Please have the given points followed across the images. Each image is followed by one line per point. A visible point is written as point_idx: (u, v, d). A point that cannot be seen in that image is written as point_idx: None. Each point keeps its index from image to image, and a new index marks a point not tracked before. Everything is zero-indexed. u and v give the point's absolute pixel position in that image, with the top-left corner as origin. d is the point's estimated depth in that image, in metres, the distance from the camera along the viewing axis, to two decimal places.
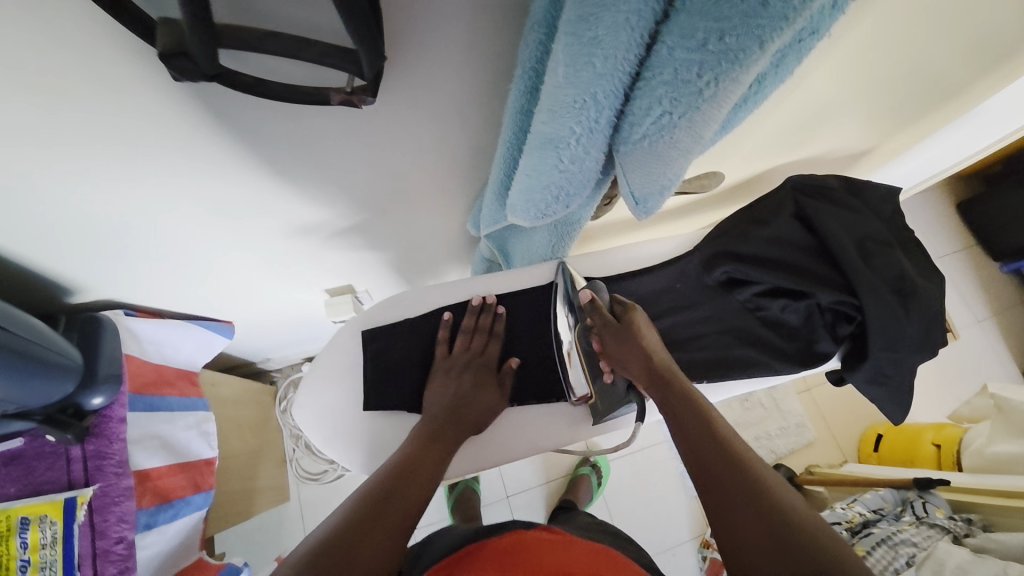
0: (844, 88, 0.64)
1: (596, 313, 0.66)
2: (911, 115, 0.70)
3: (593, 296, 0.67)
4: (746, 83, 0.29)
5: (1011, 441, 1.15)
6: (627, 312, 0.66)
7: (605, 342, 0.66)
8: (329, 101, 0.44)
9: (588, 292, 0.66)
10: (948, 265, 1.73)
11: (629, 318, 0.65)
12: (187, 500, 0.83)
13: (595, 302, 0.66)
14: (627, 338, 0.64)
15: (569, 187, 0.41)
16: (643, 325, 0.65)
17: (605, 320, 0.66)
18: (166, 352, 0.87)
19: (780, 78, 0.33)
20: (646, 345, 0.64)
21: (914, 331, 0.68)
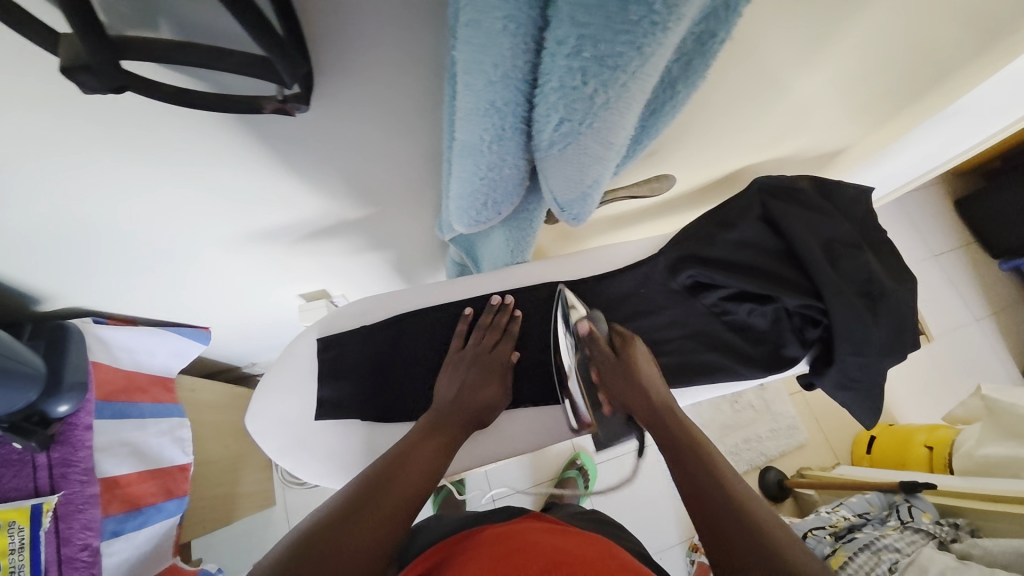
0: (811, 86, 0.62)
1: (595, 347, 0.66)
2: (889, 113, 0.69)
3: (591, 328, 0.66)
4: (639, 89, 0.28)
5: (1002, 443, 1.12)
6: (625, 347, 0.66)
7: (604, 376, 0.66)
8: (262, 110, 0.43)
9: (587, 322, 0.66)
10: (945, 263, 1.70)
11: (627, 354, 0.65)
12: (158, 506, 0.83)
13: (594, 334, 0.66)
14: (628, 374, 0.64)
15: (496, 195, 0.40)
16: (641, 358, 0.65)
17: (604, 355, 0.66)
18: (138, 359, 0.87)
19: (690, 82, 0.32)
20: (647, 381, 0.63)
21: (881, 335, 0.67)
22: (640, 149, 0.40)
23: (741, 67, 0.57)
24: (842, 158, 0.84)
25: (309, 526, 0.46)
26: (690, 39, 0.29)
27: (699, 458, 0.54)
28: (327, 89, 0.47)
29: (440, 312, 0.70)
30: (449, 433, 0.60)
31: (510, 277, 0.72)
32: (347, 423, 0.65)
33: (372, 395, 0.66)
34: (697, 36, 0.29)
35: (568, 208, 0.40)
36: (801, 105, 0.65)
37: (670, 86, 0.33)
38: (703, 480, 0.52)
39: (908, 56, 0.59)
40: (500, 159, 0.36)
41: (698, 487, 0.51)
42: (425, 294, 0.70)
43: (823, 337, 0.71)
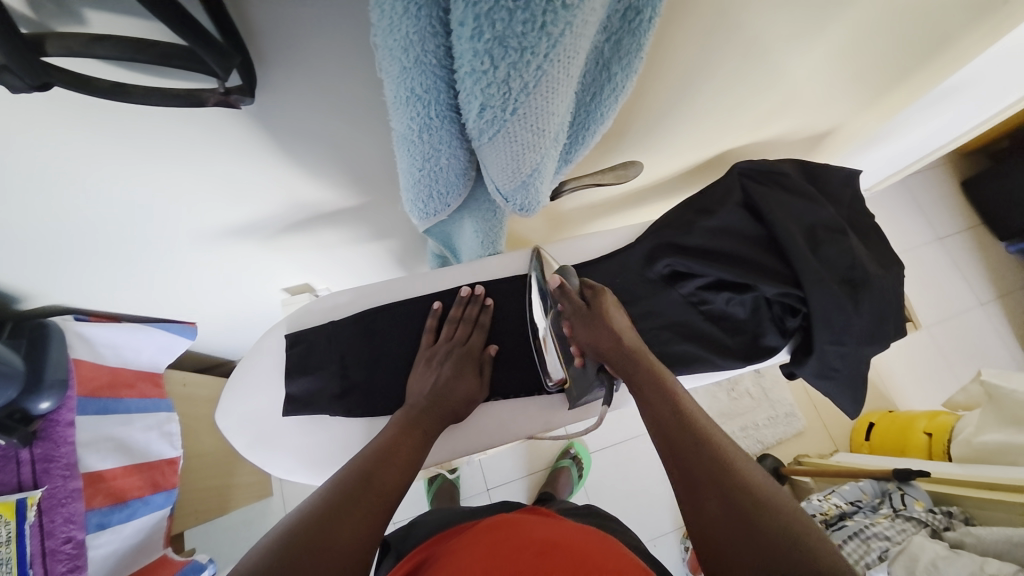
0: (799, 66, 0.59)
1: (565, 299, 0.62)
2: (886, 85, 0.66)
3: (562, 281, 0.63)
4: (556, 70, 0.26)
5: (1001, 430, 1.08)
6: (596, 297, 0.61)
7: (575, 328, 0.61)
8: (204, 103, 0.42)
9: (557, 278, 0.63)
10: (950, 246, 1.66)
11: (598, 303, 0.60)
12: (145, 500, 0.85)
13: (564, 287, 0.63)
14: (596, 323, 0.59)
15: (440, 186, 0.39)
16: (613, 309, 0.60)
17: (575, 306, 0.61)
18: (124, 355, 0.88)
19: (625, 63, 0.31)
20: (616, 329, 0.59)
21: (862, 323, 0.65)
22: (588, 135, 0.39)
23: (719, 42, 0.52)
24: (832, 139, 0.81)
25: (302, 518, 0.44)
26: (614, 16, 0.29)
27: (685, 425, 0.49)
28: (275, 79, 0.46)
29: (410, 306, 0.69)
30: (428, 424, 0.59)
31: (482, 269, 0.71)
32: (318, 417, 0.65)
33: (343, 390, 0.65)
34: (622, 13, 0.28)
35: (512, 197, 0.38)
36: (782, 85, 0.62)
37: (605, 67, 0.32)
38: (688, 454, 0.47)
39: (892, 28, 0.56)
40: (434, 149, 0.34)
41: (682, 460, 0.47)
42: (398, 288, 0.70)
43: (804, 327, 0.69)
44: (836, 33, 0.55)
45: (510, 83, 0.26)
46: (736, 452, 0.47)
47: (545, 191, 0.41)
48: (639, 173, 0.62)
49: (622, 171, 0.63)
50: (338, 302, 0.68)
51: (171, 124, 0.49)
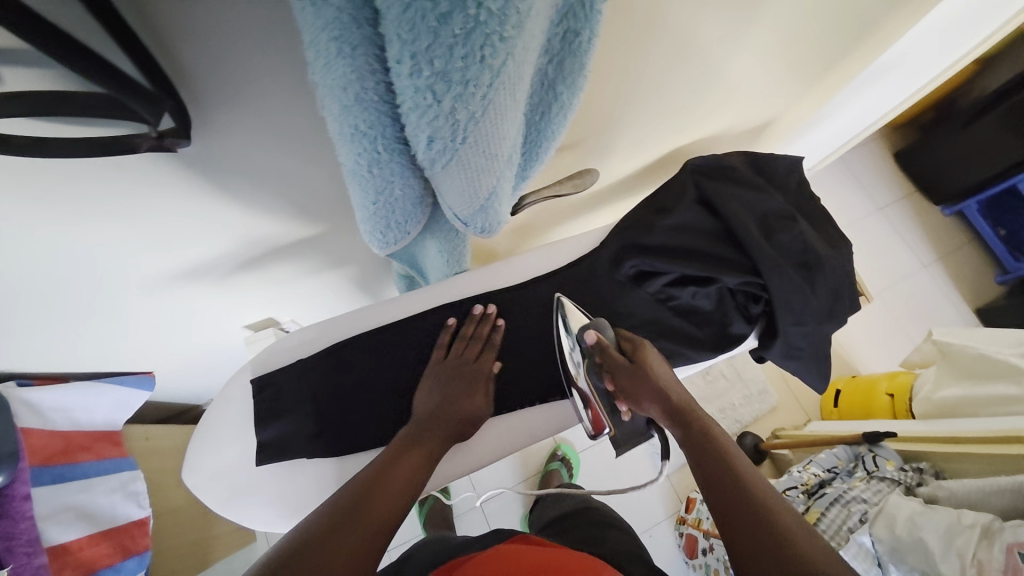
0: (739, 61, 0.61)
1: (604, 354, 0.61)
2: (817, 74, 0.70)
3: (598, 335, 0.62)
4: (501, 99, 0.26)
5: (959, 384, 1.12)
6: (637, 351, 0.61)
7: (618, 380, 0.60)
8: (138, 149, 0.40)
9: (592, 334, 0.62)
10: (891, 215, 1.77)
11: (641, 357, 0.60)
12: (115, 567, 0.78)
13: (602, 343, 0.62)
14: (643, 377, 0.58)
15: (397, 217, 0.38)
16: (656, 363, 0.60)
17: (617, 362, 0.60)
18: (75, 417, 0.80)
19: (569, 81, 0.31)
20: (664, 383, 0.58)
21: (819, 303, 0.68)
22: (542, 152, 0.39)
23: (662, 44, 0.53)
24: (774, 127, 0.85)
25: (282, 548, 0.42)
26: (554, 38, 0.28)
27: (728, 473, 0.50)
28: (211, 121, 0.44)
29: (381, 334, 0.67)
30: (432, 445, 0.56)
31: (451, 289, 0.70)
32: (295, 461, 0.63)
33: (320, 429, 0.63)
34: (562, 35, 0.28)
35: (471, 221, 0.38)
36: (728, 77, 0.64)
37: (550, 86, 0.32)
38: (730, 492, 0.48)
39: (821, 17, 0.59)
40: (386, 181, 0.33)
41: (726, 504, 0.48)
42: (367, 316, 0.68)
43: (767, 311, 0.72)
44: (768, 29, 0.57)
45: (456, 115, 0.26)
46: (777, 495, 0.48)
47: (504, 210, 0.40)
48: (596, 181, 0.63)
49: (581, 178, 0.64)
50: (305, 338, 0.66)
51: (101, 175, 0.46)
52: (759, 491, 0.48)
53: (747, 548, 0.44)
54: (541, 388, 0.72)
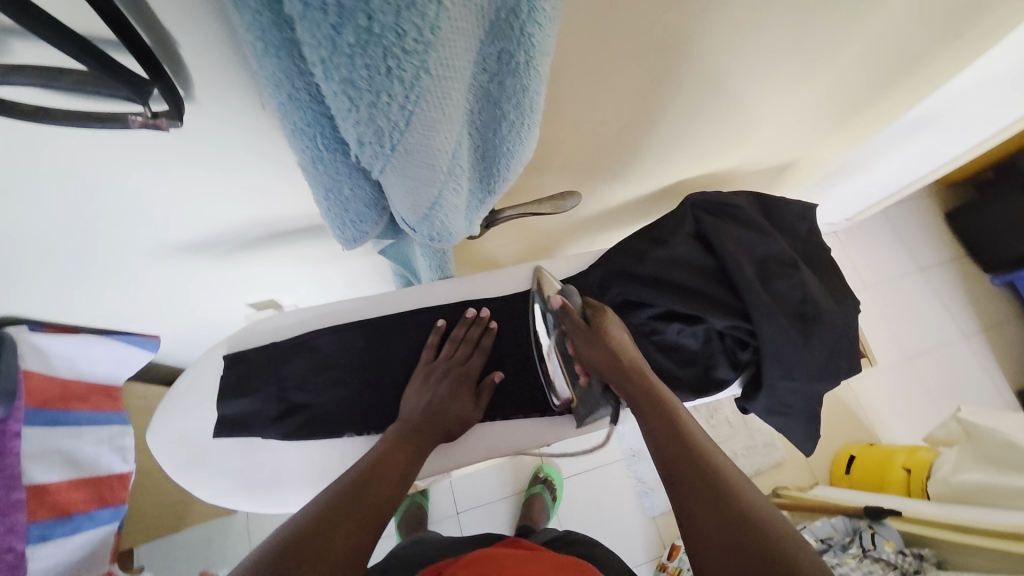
0: (745, 87, 0.60)
1: (566, 319, 0.62)
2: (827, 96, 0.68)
3: (564, 301, 0.63)
4: (423, 110, 0.26)
5: (978, 469, 1.03)
6: (596, 316, 0.63)
7: (578, 346, 0.62)
8: (129, 125, 0.42)
9: (558, 298, 0.63)
10: (933, 276, 1.66)
11: (599, 322, 0.62)
12: (90, 514, 0.81)
13: (567, 307, 0.63)
14: (601, 343, 0.60)
15: (351, 217, 0.38)
16: (613, 327, 0.62)
17: (577, 326, 0.62)
18: (79, 367, 0.85)
19: (513, 99, 0.32)
20: (617, 346, 0.60)
21: (812, 359, 0.64)
22: (501, 168, 0.39)
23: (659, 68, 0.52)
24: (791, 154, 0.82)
25: (294, 525, 0.45)
26: (491, 58, 0.29)
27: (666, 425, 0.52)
28: (205, 108, 0.47)
29: (355, 329, 0.68)
30: (422, 440, 0.60)
31: (431, 293, 0.70)
32: (250, 439, 0.65)
33: (280, 412, 0.64)
34: (498, 56, 0.29)
35: (420, 229, 0.38)
36: (730, 106, 0.63)
37: (496, 103, 0.33)
38: (673, 449, 0.49)
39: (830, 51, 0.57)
40: (333, 179, 0.34)
41: (667, 455, 0.49)
42: (346, 310, 0.69)
43: (755, 360, 0.68)
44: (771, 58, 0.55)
45: (379, 122, 0.26)
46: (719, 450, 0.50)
47: (459, 219, 0.40)
48: (575, 206, 0.59)
49: (561, 201, 0.58)
50: (283, 323, 0.67)
51: (105, 151, 0.49)
52: (699, 444, 0.49)
53: (690, 503, 0.45)
54: (510, 405, 0.71)
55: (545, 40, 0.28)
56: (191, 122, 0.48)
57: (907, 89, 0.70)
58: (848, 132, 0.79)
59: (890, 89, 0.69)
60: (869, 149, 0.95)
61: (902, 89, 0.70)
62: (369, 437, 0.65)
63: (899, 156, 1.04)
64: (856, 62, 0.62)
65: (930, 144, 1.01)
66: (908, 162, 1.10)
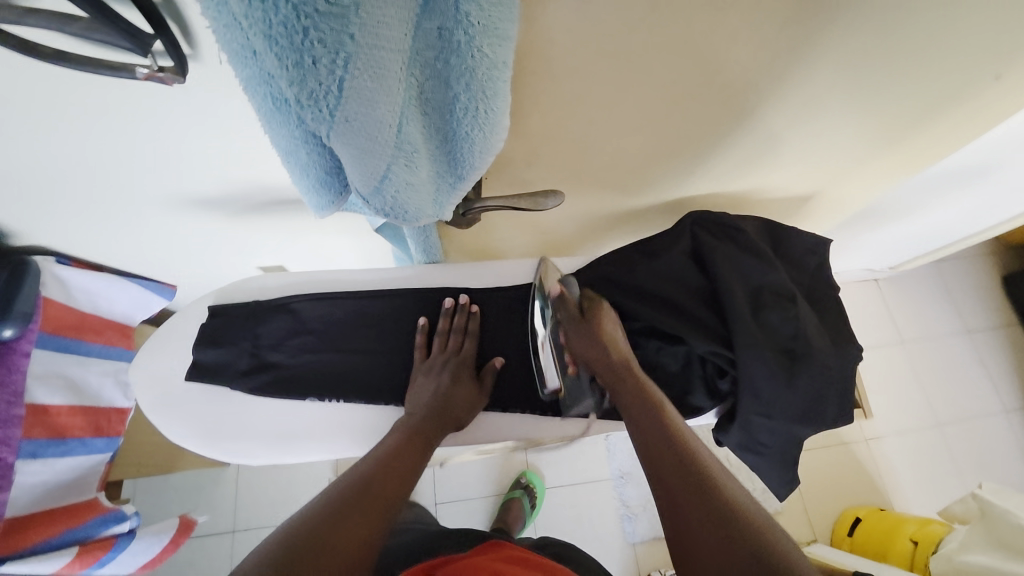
0: (759, 103, 0.57)
1: (562, 308, 0.66)
2: (855, 127, 0.64)
3: (562, 289, 0.66)
4: (353, 69, 0.27)
5: (991, 552, 0.93)
6: (593, 308, 0.65)
7: (570, 337, 0.65)
8: (135, 76, 0.44)
9: (556, 285, 0.66)
10: (979, 341, 1.53)
11: (594, 314, 0.64)
12: (83, 441, 0.86)
13: (563, 296, 0.66)
14: (593, 334, 0.63)
15: (314, 183, 0.39)
16: (607, 320, 0.64)
17: (571, 315, 0.65)
18: (98, 303, 0.91)
19: (459, 78, 0.32)
20: (608, 339, 0.63)
21: (793, 399, 0.62)
22: (463, 153, 0.39)
23: (664, 73, 0.50)
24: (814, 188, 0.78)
25: (302, 520, 0.46)
26: (432, 34, 0.31)
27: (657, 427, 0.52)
28: (215, 75, 0.49)
29: (338, 300, 0.69)
30: (429, 433, 0.61)
31: (415, 277, 0.71)
32: (220, 389, 0.68)
33: (255, 368, 0.67)
34: (438, 33, 0.30)
35: (375, 202, 0.38)
36: (741, 125, 0.61)
37: (447, 83, 0.33)
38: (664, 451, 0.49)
39: (852, 79, 0.55)
40: (290, 143, 0.35)
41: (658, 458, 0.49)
42: (331, 281, 0.71)
43: (734, 391, 0.65)
44: (785, 75, 0.53)
45: (311, 84, 0.27)
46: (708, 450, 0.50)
47: (420, 200, 0.40)
48: (554, 206, 0.58)
49: (542, 199, 0.58)
50: (269, 285, 0.70)
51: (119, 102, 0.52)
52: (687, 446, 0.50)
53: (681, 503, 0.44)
54: (510, 398, 0.70)
55: (484, 22, 0.30)
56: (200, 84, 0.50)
57: (946, 133, 0.65)
58: (879, 170, 0.74)
59: (926, 130, 0.65)
60: (907, 194, 0.89)
61: (940, 132, 0.65)
62: (330, 404, 0.68)
63: (943, 207, 0.97)
64: (883, 95, 0.58)
65: (979, 198, 0.94)
66: (956, 215, 1.02)
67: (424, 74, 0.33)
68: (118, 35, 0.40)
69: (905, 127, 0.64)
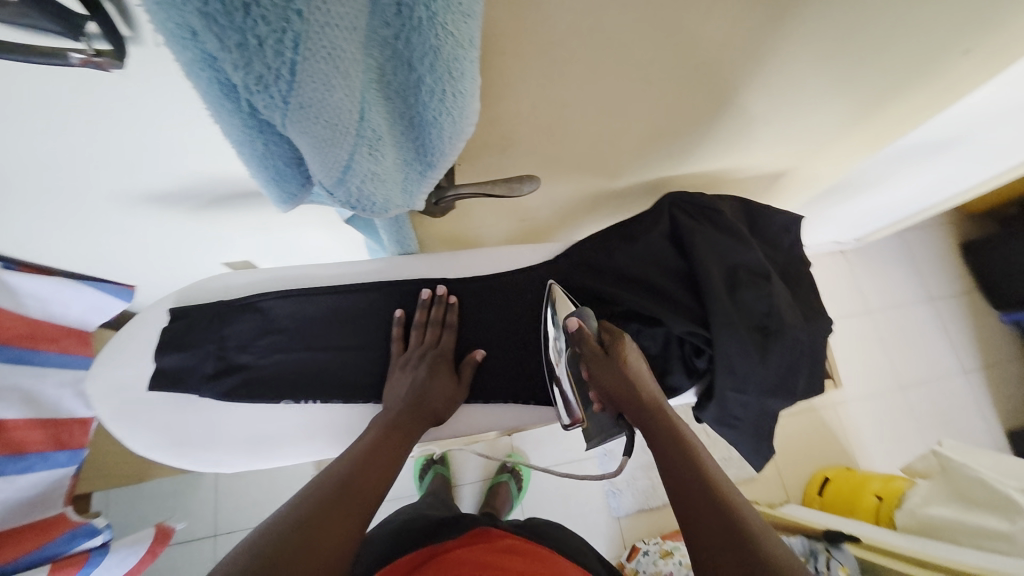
0: (737, 82, 0.56)
1: (583, 344, 0.59)
2: (828, 104, 0.64)
3: (580, 324, 0.59)
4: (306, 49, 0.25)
5: (949, 505, 1.00)
6: (615, 342, 0.59)
7: (594, 374, 0.59)
8: (70, 63, 0.40)
9: (575, 320, 0.59)
10: (938, 307, 1.60)
11: (617, 350, 0.58)
12: (44, 456, 0.80)
13: (583, 331, 0.59)
14: (619, 372, 0.57)
15: (271, 174, 0.37)
16: (632, 355, 0.59)
17: (593, 352, 0.59)
18: (52, 309, 0.84)
19: (421, 58, 0.30)
20: (635, 374, 0.58)
21: (766, 374, 0.63)
22: (431, 140, 0.37)
23: (640, 51, 0.49)
24: (786, 164, 0.79)
25: (279, 519, 0.45)
26: (391, 11, 0.28)
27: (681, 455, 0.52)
28: (157, 61, 0.45)
29: (311, 298, 0.67)
30: (408, 429, 0.59)
31: (390, 268, 0.69)
32: (187, 396, 0.65)
33: (225, 372, 0.64)
34: (397, 8, 0.28)
35: (339, 195, 0.36)
36: (718, 105, 0.60)
37: (409, 65, 0.31)
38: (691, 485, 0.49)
39: (825, 58, 0.55)
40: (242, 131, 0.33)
41: (685, 492, 0.49)
42: (301, 277, 0.68)
43: (711, 370, 0.66)
44: (761, 53, 0.52)
45: (258, 67, 0.25)
46: (730, 482, 0.50)
47: (388, 189, 0.38)
48: (531, 190, 0.56)
49: (517, 184, 0.56)
50: (234, 284, 0.67)
51: (52, 95, 0.47)
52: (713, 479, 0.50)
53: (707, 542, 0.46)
54: (490, 387, 0.69)
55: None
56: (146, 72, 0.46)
57: (913, 109, 0.67)
58: (849, 146, 0.75)
59: (894, 104, 0.66)
60: (875, 168, 0.91)
61: (906, 108, 0.66)
62: (306, 405, 0.66)
63: (908, 180, 1.00)
64: (855, 72, 0.58)
65: (941, 170, 0.97)
66: (919, 188, 1.05)
67: (383, 54, 0.31)
68: (48, 18, 0.36)
69: (875, 101, 0.65)
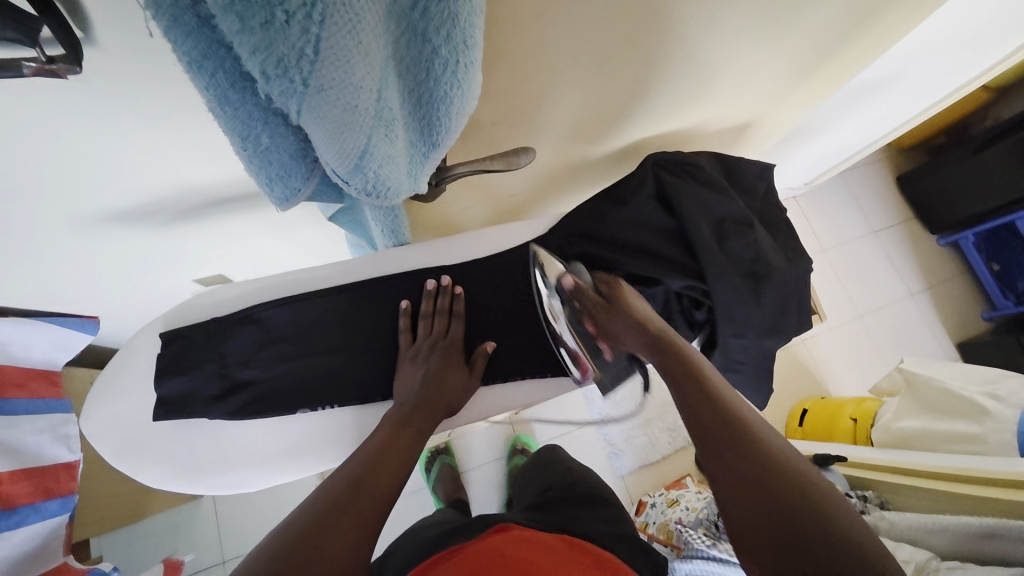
0: (708, 36, 0.58)
1: (582, 298, 0.61)
2: (788, 53, 0.66)
3: (575, 281, 0.63)
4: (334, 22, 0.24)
5: (920, 416, 1.10)
6: (613, 290, 0.62)
7: (600, 324, 0.60)
8: (22, 74, 0.36)
9: (569, 278, 0.62)
10: (884, 239, 1.73)
11: (618, 297, 0.61)
12: (35, 506, 0.73)
13: (579, 286, 0.62)
14: (623, 316, 0.59)
15: (276, 170, 0.35)
16: (632, 299, 0.61)
17: (595, 303, 0.61)
18: (13, 352, 0.75)
19: (437, 28, 0.30)
20: (640, 315, 0.58)
21: (762, 316, 0.67)
22: (442, 118, 0.36)
23: (618, 11, 0.49)
24: (749, 114, 0.82)
25: (289, 526, 0.43)
26: None
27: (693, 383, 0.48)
28: (115, 64, 0.42)
29: (307, 302, 0.65)
30: (421, 422, 0.58)
31: (386, 262, 0.68)
32: (195, 419, 0.62)
33: (231, 389, 0.62)
34: None
35: (353, 182, 0.35)
36: (690, 63, 0.61)
37: (424, 37, 0.31)
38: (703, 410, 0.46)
39: (785, 9, 0.57)
40: (246, 124, 0.31)
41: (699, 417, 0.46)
42: (293, 282, 0.66)
43: (710, 320, 0.69)
44: (729, 5, 0.53)
45: (280, 48, 0.24)
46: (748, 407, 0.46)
47: (398, 174, 0.37)
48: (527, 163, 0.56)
49: (514, 158, 0.56)
50: (223, 298, 0.64)
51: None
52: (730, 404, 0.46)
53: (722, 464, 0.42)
54: (502, 366, 0.70)
55: None
56: (107, 77, 0.42)
57: (863, 50, 0.70)
58: (805, 91, 0.79)
59: (847, 47, 0.69)
60: (826, 112, 0.95)
61: (856, 49, 0.70)
62: (321, 411, 0.65)
63: (854, 120, 1.05)
64: (812, 18, 0.61)
65: (882, 108, 1.03)
66: (865, 126, 1.11)
67: (398, 26, 0.30)
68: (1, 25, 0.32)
69: (829, 46, 0.68)
